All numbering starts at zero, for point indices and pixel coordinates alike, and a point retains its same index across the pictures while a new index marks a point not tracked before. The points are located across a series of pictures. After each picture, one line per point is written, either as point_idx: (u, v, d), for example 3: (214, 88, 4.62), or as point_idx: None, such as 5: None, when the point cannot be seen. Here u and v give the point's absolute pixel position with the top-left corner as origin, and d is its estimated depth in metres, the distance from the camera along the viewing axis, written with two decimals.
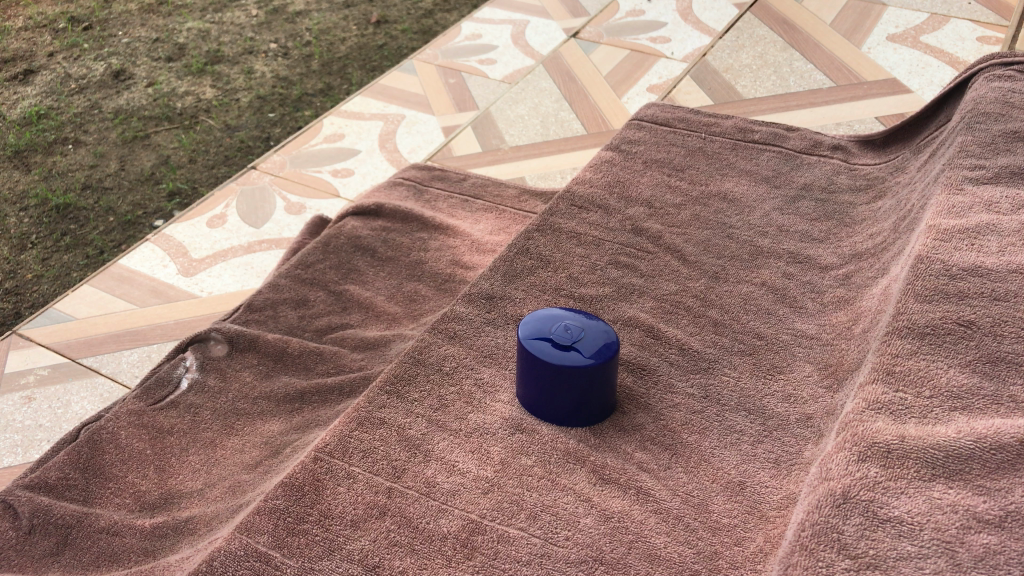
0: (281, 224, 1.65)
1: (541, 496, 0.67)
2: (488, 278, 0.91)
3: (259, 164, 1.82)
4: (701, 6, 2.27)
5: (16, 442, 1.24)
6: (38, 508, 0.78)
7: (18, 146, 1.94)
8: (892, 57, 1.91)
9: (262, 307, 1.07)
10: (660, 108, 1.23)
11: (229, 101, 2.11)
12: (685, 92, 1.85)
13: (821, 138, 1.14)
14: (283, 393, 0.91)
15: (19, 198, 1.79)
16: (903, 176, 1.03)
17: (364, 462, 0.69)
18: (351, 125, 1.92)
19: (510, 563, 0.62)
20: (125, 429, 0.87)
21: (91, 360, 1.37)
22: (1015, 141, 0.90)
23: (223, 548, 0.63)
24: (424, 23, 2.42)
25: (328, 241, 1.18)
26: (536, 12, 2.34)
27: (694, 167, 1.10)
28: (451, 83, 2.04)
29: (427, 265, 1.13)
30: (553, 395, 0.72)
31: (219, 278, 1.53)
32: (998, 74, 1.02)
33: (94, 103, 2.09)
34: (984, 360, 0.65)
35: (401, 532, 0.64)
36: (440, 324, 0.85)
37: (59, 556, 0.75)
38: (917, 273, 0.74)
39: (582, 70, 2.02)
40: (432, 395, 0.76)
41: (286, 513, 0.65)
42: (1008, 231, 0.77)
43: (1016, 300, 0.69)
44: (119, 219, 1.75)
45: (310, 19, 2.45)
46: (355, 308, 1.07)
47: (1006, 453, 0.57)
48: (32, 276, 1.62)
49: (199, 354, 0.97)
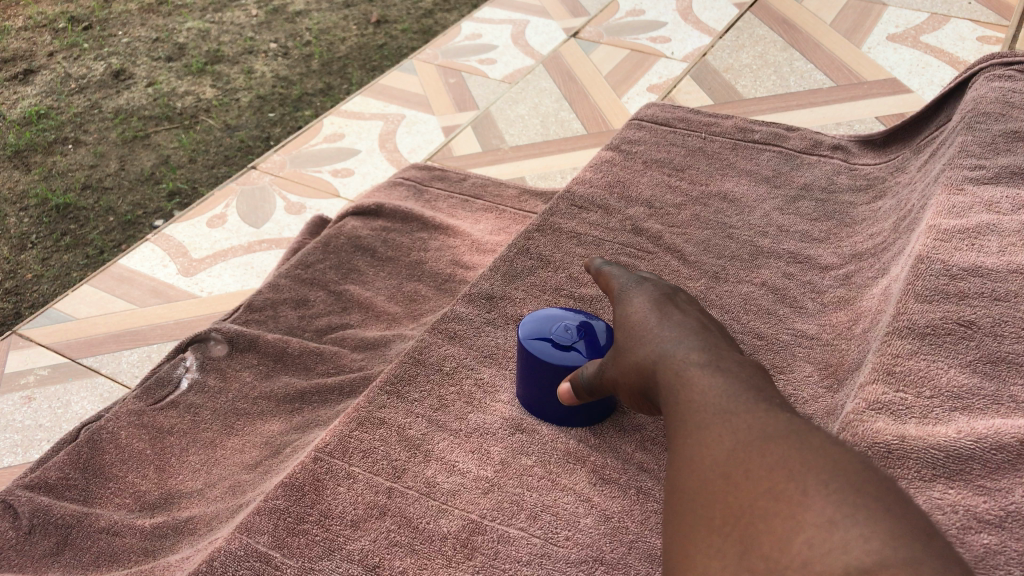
0: (281, 224, 1.65)
1: (541, 497, 0.67)
2: (488, 277, 0.91)
3: (259, 164, 1.82)
4: (701, 6, 2.27)
5: (16, 442, 1.24)
6: (38, 508, 0.77)
7: (18, 146, 1.94)
8: (892, 57, 1.91)
9: (262, 307, 1.07)
10: (660, 108, 1.23)
11: (229, 101, 2.11)
12: (685, 92, 1.85)
13: (821, 138, 1.14)
14: (283, 393, 0.91)
15: (19, 198, 1.79)
16: (903, 177, 1.03)
17: (364, 462, 0.69)
18: (351, 125, 1.92)
19: (510, 564, 0.62)
20: (125, 429, 0.87)
21: (90, 360, 1.37)
22: (1016, 141, 0.90)
23: (223, 548, 0.62)
24: (424, 23, 2.42)
25: (328, 241, 1.18)
26: (537, 12, 2.34)
27: (694, 167, 1.10)
28: (451, 83, 2.04)
29: (426, 265, 1.13)
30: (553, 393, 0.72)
31: (220, 278, 1.53)
32: (998, 74, 1.02)
33: (94, 103, 2.09)
34: (985, 360, 0.65)
35: (401, 532, 0.64)
36: (440, 324, 0.85)
37: (59, 556, 0.74)
38: (917, 273, 0.74)
39: (582, 70, 2.02)
40: (432, 395, 0.76)
41: (287, 513, 0.65)
42: (1008, 231, 0.77)
43: (1016, 300, 0.69)
44: (119, 219, 1.75)
45: (310, 18, 2.45)
46: (355, 308, 1.07)
47: (1007, 453, 0.56)
48: (32, 276, 1.62)
49: (199, 354, 0.97)
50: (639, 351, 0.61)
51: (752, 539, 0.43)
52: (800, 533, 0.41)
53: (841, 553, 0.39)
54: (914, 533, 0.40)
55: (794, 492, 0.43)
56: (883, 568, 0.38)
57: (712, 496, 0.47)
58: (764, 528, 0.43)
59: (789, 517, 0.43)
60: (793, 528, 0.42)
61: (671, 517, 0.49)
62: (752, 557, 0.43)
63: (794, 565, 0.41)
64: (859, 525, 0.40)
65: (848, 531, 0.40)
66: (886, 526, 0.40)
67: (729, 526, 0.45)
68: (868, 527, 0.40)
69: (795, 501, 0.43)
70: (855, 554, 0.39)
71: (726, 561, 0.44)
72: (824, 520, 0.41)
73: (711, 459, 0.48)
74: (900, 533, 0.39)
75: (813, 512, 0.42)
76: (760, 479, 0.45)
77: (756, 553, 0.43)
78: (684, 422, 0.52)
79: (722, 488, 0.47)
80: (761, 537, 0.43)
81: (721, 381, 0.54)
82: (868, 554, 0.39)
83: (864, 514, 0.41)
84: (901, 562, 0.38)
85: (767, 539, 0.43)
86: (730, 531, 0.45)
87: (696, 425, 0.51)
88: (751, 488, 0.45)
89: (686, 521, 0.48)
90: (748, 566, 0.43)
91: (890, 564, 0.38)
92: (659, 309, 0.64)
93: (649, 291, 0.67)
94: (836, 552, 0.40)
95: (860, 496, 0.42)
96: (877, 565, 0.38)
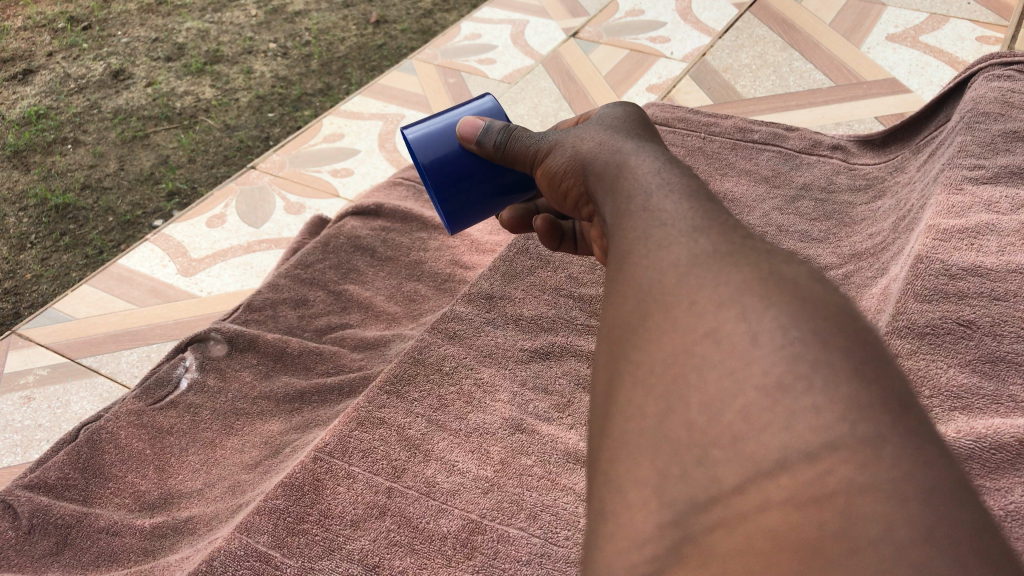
0: (280, 224, 1.64)
1: (541, 497, 0.67)
2: (489, 277, 0.92)
3: (259, 164, 1.82)
4: (701, 6, 2.26)
5: (16, 442, 1.25)
6: (37, 508, 0.77)
7: (18, 146, 1.94)
8: (891, 57, 1.91)
9: (261, 307, 1.07)
10: (660, 108, 1.23)
11: (229, 101, 2.11)
12: (685, 92, 1.85)
13: (820, 138, 1.14)
14: (283, 393, 0.91)
15: (19, 198, 1.80)
16: (903, 177, 1.03)
17: (364, 462, 0.69)
18: (351, 125, 1.92)
19: (510, 564, 0.62)
20: (125, 428, 0.87)
21: (90, 360, 1.37)
22: (1015, 142, 0.90)
23: (222, 548, 0.61)
24: (424, 23, 2.41)
25: (328, 240, 1.18)
26: (537, 11, 2.33)
27: (694, 166, 1.11)
28: (450, 83, 2.04)
29: (427, 265, 1.14)
30: (454, 147, 0.78)
31: (219, 278, 1.53)
32: (997, 74, 1.02)
33: (94, 103, 2.09)
34: (984, 360, 0.65)
35: (401, 532, 0.64)
36: (440, 324, 0.85)
37: (59, 556, 0.74)
38: (917, 272, 0.73)
39: (582, 70, 2.02)
40: (432, 395, 0.76)
41: (286, 513, 0.64)
42: (1007, 231, 0.77)
43: (1015, 300, 0.69)
44: (119, 219, 1.75)
45: (310, 19, 2.45)
46: (355, 308, 1.08)
47: (1006, 452, 0.57)
48: (32, 276, 1.63)
49: (199, 354, 0.97)
50: (586, 149, 0.61)
51: (682, 400, 0.40)
52: (738, 399, 0.38)
53: (784, 430, 0.36)
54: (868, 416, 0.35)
55: (739, 346, 0.39)
56: (831, 453, 0.34)
57: (650, 342, 0.43)
58: (699, 389, 0.39)
59: (730, 375, 0.39)
60: (728, 391, 0.38)
61: (604, 351, 0.45)
62: (675, 419, 0.40)
63: (723, 440, 0.38)
64: (811, 393, 0.36)
65: (797, 400, 0.36)
66: (851, 393, 0.36)
67: (659, 380, 0.41)
68: (827, 395, 0.36)
69: (740, 355, 0.39)
70: (801, 436, 0.35)
71: (649, 418, 0.41)
72: (769, 384, 0.37)
73: (655, 300, 0.44)
74: (866, 403, 0.35)
75: (758, 371, 0.38)
76: (702, 320, 0.41)
77: (684, 418, 0.39)
78: (640, 242, 0.47)
79: (660, 335, 0.42)
80: (692, 396, 0.39)
81: (690, 211, 0.47)
82: (816, 433, 0.35)
83: (823, 376, 0.36)
84: (857, 439, 0.34)
85: (697, 402, 0.39)
86: (660, 386, 0.41)
87: (655, 242, 0.46)
88: (692, 333, 0.41)
89: (617, 362, 0.44)
90: (670, 432, 0.40)
91: (840, 446, 0.34)
92: (629, 122, 0.62)
93: (619, 105, 0.65)
94: (776, 431, 0.36)
95: (825, 353, 0.37)
96: (825, 449, 0.35)
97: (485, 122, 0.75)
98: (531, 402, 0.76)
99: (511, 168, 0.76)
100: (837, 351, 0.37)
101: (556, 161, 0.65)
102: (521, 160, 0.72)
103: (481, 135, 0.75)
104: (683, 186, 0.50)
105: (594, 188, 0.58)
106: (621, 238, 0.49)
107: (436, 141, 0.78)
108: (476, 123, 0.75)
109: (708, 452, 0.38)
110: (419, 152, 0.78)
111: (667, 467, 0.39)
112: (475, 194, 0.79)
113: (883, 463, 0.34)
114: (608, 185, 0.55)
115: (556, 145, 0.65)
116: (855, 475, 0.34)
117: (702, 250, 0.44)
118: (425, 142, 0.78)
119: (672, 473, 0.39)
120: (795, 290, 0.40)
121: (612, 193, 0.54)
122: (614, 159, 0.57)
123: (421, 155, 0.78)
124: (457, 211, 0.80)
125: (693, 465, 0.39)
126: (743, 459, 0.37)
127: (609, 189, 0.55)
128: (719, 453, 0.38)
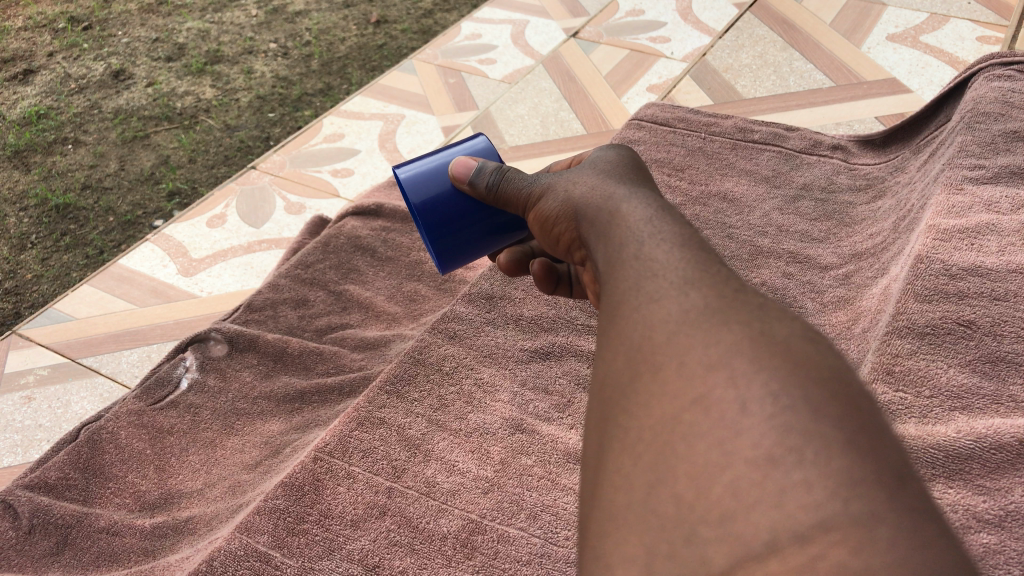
0: (280, 224, 1.65)
1: (541, 497, 0.67)
2: (489, 278, 0.92)
3: (259, 164, 1.82)
4: (701, 6, 2.26)
5: (16, 442, 1.25)
6: (37, 508, 0.77)
7: (18, 146, 1.94)
8: (891, 57, 1.91)
9: (261, 307, 1.07)
10: (660, 108, 1.23)
11: (229, 101, 2.11)
12: (685, 92, 1.85)
13: (821, 138, 1.14)
14: (283, 393, 0.91)
15: (19, 198, 1.80)
16: (903, 176, 1.03)
17: (364, 462, 0.69)
18: (351, 125, 1.92)
19: (510, 564, 0.62)
20: (124, 429, 0.87)
21: (91, 360, 1.37)
22: (1016, 141, 0.90)
23: (223, 548, 0.61)
24: (424, 23, 2.41)
25: (328, 240, 1.18)
26: (537, 12, 2.33)
27: (694, 167, 1.11)
28: (451, 83, 2.04)
29: (427, 265, 1.14)
30: (445, 186, 0.78)
31: (219, 278, 1.53)
32: (998, 74, 1.01)
33: (94, 104, 2.09)
34: (984, 360, 0.65)
35: (401, 532, 0.64)
36: (440, 324, 0.85)
37: (60, 556, 0.74)
38: (917, 273, 0.73)
39: (582, 70, 2.02)
40: (432, 395, 0.76)
41: (287, 513, 0.65)
42: (1007, 231, 0.77)
43: (1015, 300, 0.69)
44: (119, 219, 1.75)
45: (310, 18, 2.45)
46: (355, 308, 1.08)
47: (1007, 453, 0.57)
48: (32, 276, 1.63)
49: (199, 354, 0.97)
50: (578, 193, 0.59)
51: (669, 471, 0.38)
52: (725, 473, 0.36)
53: (773, 508, 0.34)
54: (880, 453, 0.34)
55: (726, 415, 0.37)
56: (823, 534, 0.33)
57: (640, 405, 0.41)
58: (687, 458, 0.37)
59: (719, 446, 0.36)
60: (716, 464, 0.36)
61: (596, 411, 0.44)
62: (662, 491, 0.38)
63: (711, 518, 0.36)
64: (802, 467, 0.34)
65: (786, 475, 0.34)
66: (843, 467, 0.34)
67: (647, 448, 0.39)
68: (819, 469, 0.34)
69: (728, 425, 0.37)
70: (791, 515, 0.33)
71: (636, 492, 0.39)
72: (759, 457, 0.35)
73: (645, 360, 0.42)
74: (863, 476, 0.33)
75: (748, 445, 0.36)
76: (691, 385, 0.39)
77: (671, 491, 0.37)
78: (630, 295, 0.45)
79: (648, 399, 0.40)
80: (680, 467, 0.37)
81: (683, 261, 0.45)
82: (807, 513, 0.33)
83: (814, 449, 0.34)
84: (849, 520, 0.32)
85: (685, 475, 0.37)
86: (647, 456, 0.39)
87: (646, 295, 0.44)
88: (680, 398, 0.39)
89: (607, 426, 0.42)
90: (658, 507, 0.38)
91: (833, 526, 0.32)
92: (622, 166, 0.61)
93: (613, 149, 0.64)
94: (765, 509, 0.34)
95: (816, 423, 0.35)
96: (816, 529, 0.33)
97: (478, 164, 0.74)
98: (531, 403, 0.76)
99: (503, 209, 0.75)
100: (829, 417, 0.35)
101: (549, 205, 0.63)
102: (514, 202, 0.70)
103: (474, 176, 0.74)
104: (676, 235, 0.48)
105: (586, 232, 0.56)
106: (612, 288, 0.47)
107: (426, 180, 0.78)
108: (469, 163, 0.75)
109: (695, 529, 0.36)
110: (411, 192, 0.78)
111: (655, 545, 0.37)
112: (468, 234, 0.79)
113: (877, 546, 0.32)
114: (601, 233, 0.53)
115: (549, 188, 0.64)
116: (847, 560, 0.32)
117: (693, 304, 0.42)
118: (416, 181, 0.78)
119: (661, 552, 0.37)
120: (785, 351, 0.38)
121: (603, 240, 0.52)
122: (606, 207, 0.55)
123: (412, 195, 0.78)
124: (448, 251, 0.80)
125: (680, 544, 0.37)
126: (731, 539, 0.35)
127: (601, 237, 0.53)
128: (707, 531, 0.36)
